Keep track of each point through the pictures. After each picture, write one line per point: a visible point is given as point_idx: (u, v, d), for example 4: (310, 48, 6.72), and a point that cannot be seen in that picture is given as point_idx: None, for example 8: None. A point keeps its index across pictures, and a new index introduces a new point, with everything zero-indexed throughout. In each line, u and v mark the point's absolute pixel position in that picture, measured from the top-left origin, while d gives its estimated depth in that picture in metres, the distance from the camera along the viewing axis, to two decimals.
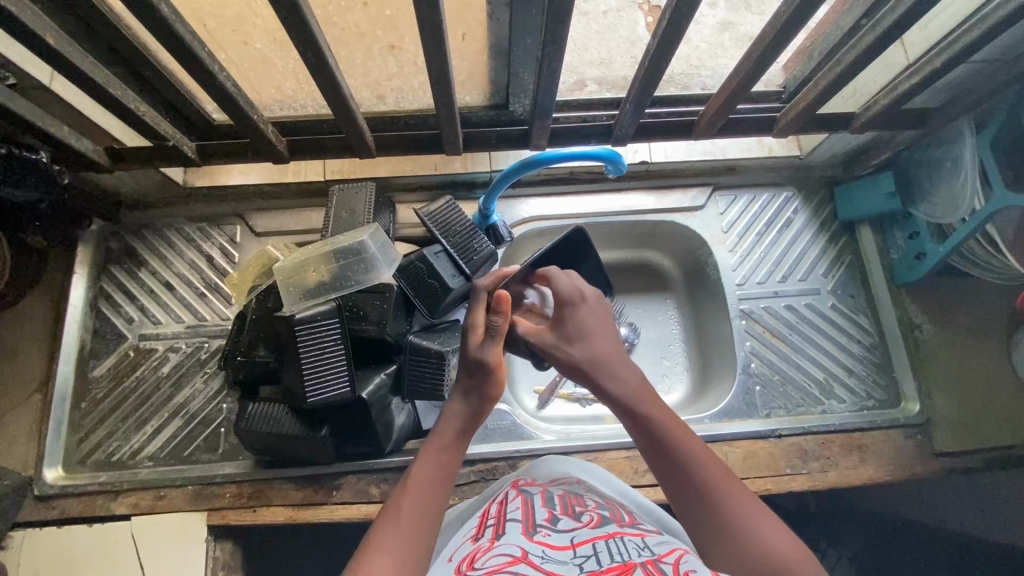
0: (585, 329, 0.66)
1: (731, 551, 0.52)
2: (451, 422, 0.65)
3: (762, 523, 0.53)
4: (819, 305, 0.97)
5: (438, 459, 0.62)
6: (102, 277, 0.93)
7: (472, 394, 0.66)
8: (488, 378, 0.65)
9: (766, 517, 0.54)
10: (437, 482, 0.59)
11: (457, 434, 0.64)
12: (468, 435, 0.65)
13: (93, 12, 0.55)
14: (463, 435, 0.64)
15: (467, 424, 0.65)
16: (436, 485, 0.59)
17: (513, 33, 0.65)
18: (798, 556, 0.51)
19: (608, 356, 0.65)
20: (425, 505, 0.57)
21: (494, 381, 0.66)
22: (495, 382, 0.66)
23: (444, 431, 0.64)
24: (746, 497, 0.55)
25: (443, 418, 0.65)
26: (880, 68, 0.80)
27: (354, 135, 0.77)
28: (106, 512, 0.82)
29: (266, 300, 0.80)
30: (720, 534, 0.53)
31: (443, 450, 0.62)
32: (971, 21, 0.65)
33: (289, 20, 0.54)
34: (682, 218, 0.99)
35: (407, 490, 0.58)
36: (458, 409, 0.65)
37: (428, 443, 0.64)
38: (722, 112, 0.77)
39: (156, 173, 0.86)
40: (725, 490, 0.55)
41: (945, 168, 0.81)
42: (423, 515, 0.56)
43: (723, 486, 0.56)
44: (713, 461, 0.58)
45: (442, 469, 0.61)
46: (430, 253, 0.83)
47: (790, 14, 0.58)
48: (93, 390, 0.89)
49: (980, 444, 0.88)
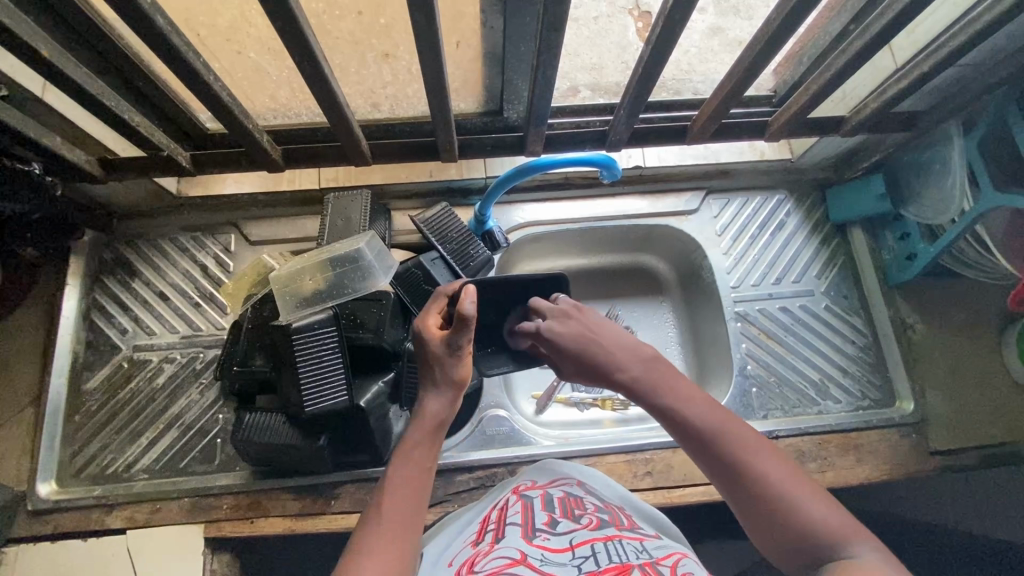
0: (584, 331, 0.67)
1: (777, 533, 0.53)
2: (429, 417, 0.63)
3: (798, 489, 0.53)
4: (814, 306, 0.98)
5: (412, 461, 0.60)
6: (95, 288, 0.92)
7: (445, 384, 0.64)
8: (456, 364, 0.63)
9: (811, 491, 0.53)
10: (419, 487, 0.58)
11: (431, 431, 0.62)
12: (443, 429, 0.64)
13: (88, 24, 0.54)
14: (439, 430, 0.63)
15: (439, 423, 0.63)
16: (413, 489, 0.58)
17: (508, 41, 0.66)
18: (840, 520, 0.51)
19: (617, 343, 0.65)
20: (403, 516, 0.55)
21: (460, 364, 0.64)
22: (462, 365, 0.64)
23: (418, 430, 0.62)
24: (773, 461, 0.55)
25: (417, 415, 0.63)
26: (869, 73, 0.81)
27: (350, 143, 0.77)
28: (100, 526, 0.81)
29: (262, 310, 0.80)
30: (767, 516, 0.53)
31: (418, 448, 0.61)
32: (956, 28, 0.66)
33: (286, 31, 0.54)
34: (676, 222, 1.00)
35: (385, 501, 0.57)
36: (437, 406, 0.63)
37: (402, 446, 0.62)
38: (715, 117, 0.78)
39: (149, 182, 0.85)
40: (759, 460, 0.55)
41: (935, 170, 0.82)
42: (404, 524, 0.55)
43: (763, 462, 0.55)
44: (742, 424, 0.58)
45: (418, 470, 0.59)
46: (427, 259, 0.84)
47: (780, 23, 0.59)
48: (87, 402, 0.88)
49: (974, 441, 0.88)
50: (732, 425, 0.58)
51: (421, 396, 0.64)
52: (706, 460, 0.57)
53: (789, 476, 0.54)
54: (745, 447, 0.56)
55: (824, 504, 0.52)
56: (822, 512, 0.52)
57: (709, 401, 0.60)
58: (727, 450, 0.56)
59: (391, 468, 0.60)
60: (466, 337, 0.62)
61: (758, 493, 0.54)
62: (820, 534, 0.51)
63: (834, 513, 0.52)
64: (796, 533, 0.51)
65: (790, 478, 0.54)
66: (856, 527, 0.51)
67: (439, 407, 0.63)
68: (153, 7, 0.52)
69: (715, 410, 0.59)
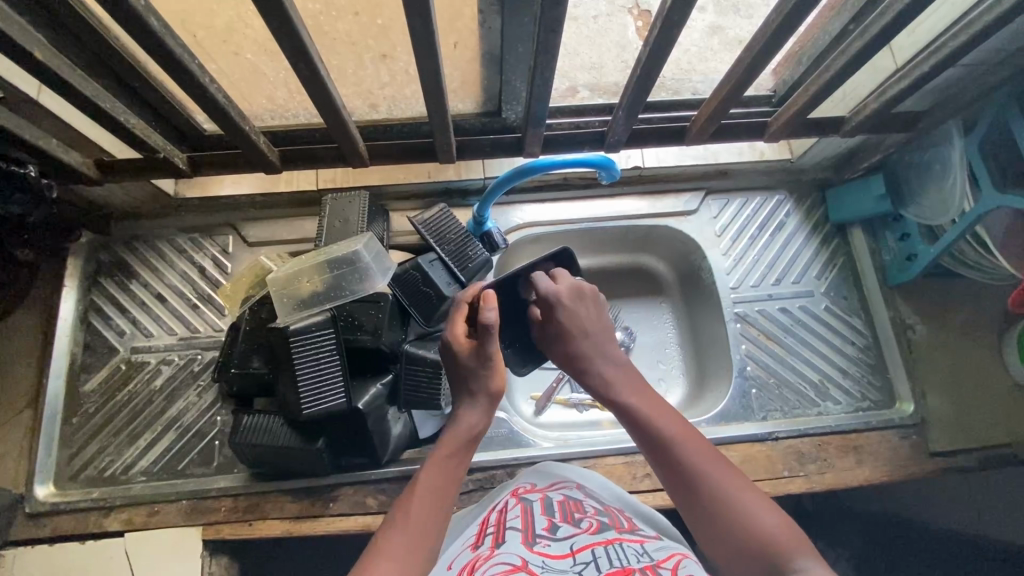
0: (581, 325, 0.68)
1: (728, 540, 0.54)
2: (463, 429, 0.63)
3: (752, 500, 0.55)
4: (813, 307, 0.98)
5: (443, 470, 0.60)
6: (92, 290, 0.92)
7: (480, 397, 0.65)
8: (488, 375, 0.64)
9: (765, 504, 0.55)
10: (446, 492, 0.59)
11: (464, 443, 0.63)
12: (475, 444, 0.64)
13: (82, 26, 0.54)
14: (473, 443, 0.63)
15: (473, 437, 0.64)
16: (441, 498, 0.58)
17: (506, 42, 0.66)
18: (790, 533, 0.52)
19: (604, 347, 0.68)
20: (427, 516, 0.56)
21: (494, 376, 0.65)
22: (496, 378, 0.65)
23: (450, 442, 0.63)
24: (728, 472, 0.58)
25: (453, 426, 0.64)
26: (869, 73, 0.81)
27: (348, 144, 0.76)
28: (98, 528, 0.81)
29: (260, 312, 0.80)
30: (713, 521, 0.55)
31: (449, 457, 0.61)
32: (956, 27, 0.65)
33: (281, 32, 0.54)
34: (675, 222, 1.00)
35: (411, 504, 0.57)
36: (474, 418, 0.64)
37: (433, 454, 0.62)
38: (714, 118, 0.77)
39: (147, 184, 0.85)
40: (713, 470, 0.58)
41: (934, 172, 0.82)
42: (427, 526, 0.55)
43: (719, 472, 0.57)
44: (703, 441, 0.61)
45: (448, 479, 0.60)
46: (425, 261, 0.83)
47: (780, 22, 0.59)
48: (85, 404, 0.87)
49: (972, 445, 0.88)
50: (693, 438, 0.61)
51: (459, 410, 0.65)
52: (668, 470, 0.60)
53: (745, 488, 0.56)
54: (698, 454, 0.59)
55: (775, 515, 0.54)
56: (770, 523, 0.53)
57: (672, 412, 0.64)
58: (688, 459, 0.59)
59: (421, 474, 0.60)
60: (495, 347, 0.64)
61: (710, 502, 0.56)
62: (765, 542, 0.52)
63: (785, 527, 0.53)
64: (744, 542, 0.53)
65: (745, 490, 0.56)
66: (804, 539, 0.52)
67: (478, 418, 0.64)
68: (147, 9, 0.51)
69: (682, 423, 0.62)
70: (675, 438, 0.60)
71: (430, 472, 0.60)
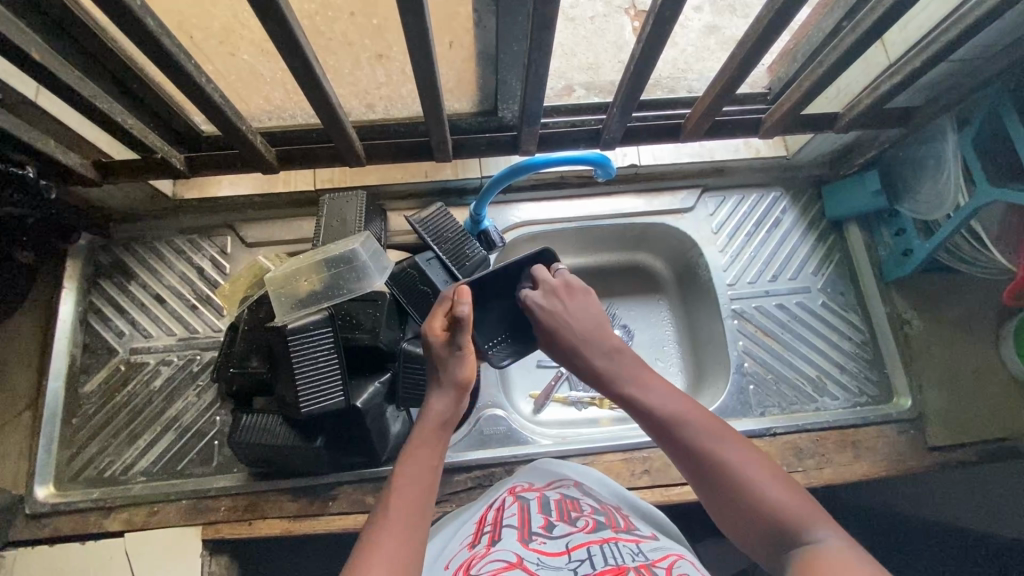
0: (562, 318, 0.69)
1: (742, 523, 0.55)
2: (434, 416, 0.64)
3: (757, 469, 0.56)
4: (810, 303, 0.98)
5: (419, 461, 0.60)
6: (91, 292, 0.92)
7: (449, 385, 0.65)
8: (458, 364, 0.64)
9: (770, 472, 0.56)
10: (426, 486, 0.58)
11: (437, 428, 0.63)
12: (449, 428, 0.64)
13: (80, 28, 0.55)
14: (444, 429, 0.63)
15: (445, 421, 0.64)
16: (423, 490, 0.58)
17: (501, 40, 0.66)
18: (798, 502, 0.53)
19: (600, 331, 0.68)
20: (412, 506, 0.56)
21: (464, 363, 0.65)
22: (466, 366, 0.65)
23: (424, 429, 0.63)
24: (733, 443, 0.58)
25: (424, 413, 0.64)
26: (862, 69, 0.81)
27: (345, 145, 0.77)
28: (98, 528, 0.81)
29: (258, 312, 0.80)
30: (725, 493, 0.56)
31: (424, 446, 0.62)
32: (948, 21, 0.66)
33: (277, 32, 0.54)
34: (671, 219, 1.00)
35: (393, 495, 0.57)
36: (442, 404, 0.64)
37: (410, 442, 0.63)
38: (709, 115, 0.78)
39: (145, 186, 0.85)
40: (719, 442, 0.58)
41: (929, 166, 0.82)
42: (413, 519, 0.54)
43: (728, 448, 0.57)
44: (711, 417, 0.60)
45: (426, 468, 0.60)
46: (423, 259, 0.84)
47: (773, 18, 0.59)
48: (84, 406, 0.88)
49: (969, 437, 0.88)
50: (699, 416, 0.60)
51: (428, 397, 0.66)
52: (678, 453, 0.59)
53: (753, 463, 0.56)
54: (702, 428, 0.59)
55: (787, 490, 0.54)
56: (779, 492, 0.54)
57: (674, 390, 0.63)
58: (697, 441, 0.58)
59: (401, 465, 0.60)
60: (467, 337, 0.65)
61: (720, 475, 0.56)
62: (777, 511, 0.53)
63: (792, 494, 0.54)
64: (757, 513, 0.53)
65: (755, 465, 0.56)
66: (810, 505, 0.53)
67: (446, 407, 0.65)
68: (143, 8, 0.52)
69: (688, 402, 0.61)
70: (682, 421, 0.60)
71: (407, 461, 0.60)
